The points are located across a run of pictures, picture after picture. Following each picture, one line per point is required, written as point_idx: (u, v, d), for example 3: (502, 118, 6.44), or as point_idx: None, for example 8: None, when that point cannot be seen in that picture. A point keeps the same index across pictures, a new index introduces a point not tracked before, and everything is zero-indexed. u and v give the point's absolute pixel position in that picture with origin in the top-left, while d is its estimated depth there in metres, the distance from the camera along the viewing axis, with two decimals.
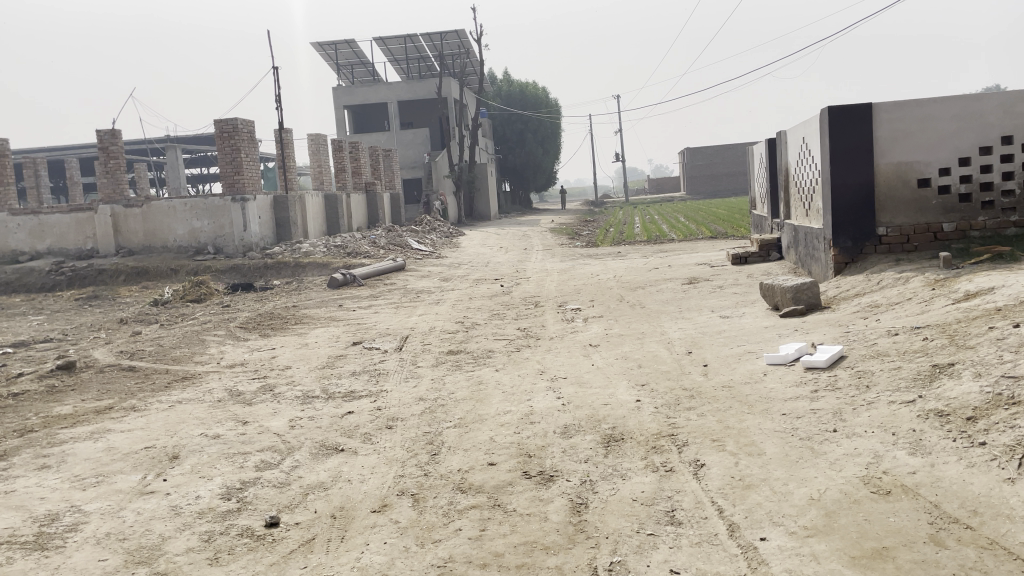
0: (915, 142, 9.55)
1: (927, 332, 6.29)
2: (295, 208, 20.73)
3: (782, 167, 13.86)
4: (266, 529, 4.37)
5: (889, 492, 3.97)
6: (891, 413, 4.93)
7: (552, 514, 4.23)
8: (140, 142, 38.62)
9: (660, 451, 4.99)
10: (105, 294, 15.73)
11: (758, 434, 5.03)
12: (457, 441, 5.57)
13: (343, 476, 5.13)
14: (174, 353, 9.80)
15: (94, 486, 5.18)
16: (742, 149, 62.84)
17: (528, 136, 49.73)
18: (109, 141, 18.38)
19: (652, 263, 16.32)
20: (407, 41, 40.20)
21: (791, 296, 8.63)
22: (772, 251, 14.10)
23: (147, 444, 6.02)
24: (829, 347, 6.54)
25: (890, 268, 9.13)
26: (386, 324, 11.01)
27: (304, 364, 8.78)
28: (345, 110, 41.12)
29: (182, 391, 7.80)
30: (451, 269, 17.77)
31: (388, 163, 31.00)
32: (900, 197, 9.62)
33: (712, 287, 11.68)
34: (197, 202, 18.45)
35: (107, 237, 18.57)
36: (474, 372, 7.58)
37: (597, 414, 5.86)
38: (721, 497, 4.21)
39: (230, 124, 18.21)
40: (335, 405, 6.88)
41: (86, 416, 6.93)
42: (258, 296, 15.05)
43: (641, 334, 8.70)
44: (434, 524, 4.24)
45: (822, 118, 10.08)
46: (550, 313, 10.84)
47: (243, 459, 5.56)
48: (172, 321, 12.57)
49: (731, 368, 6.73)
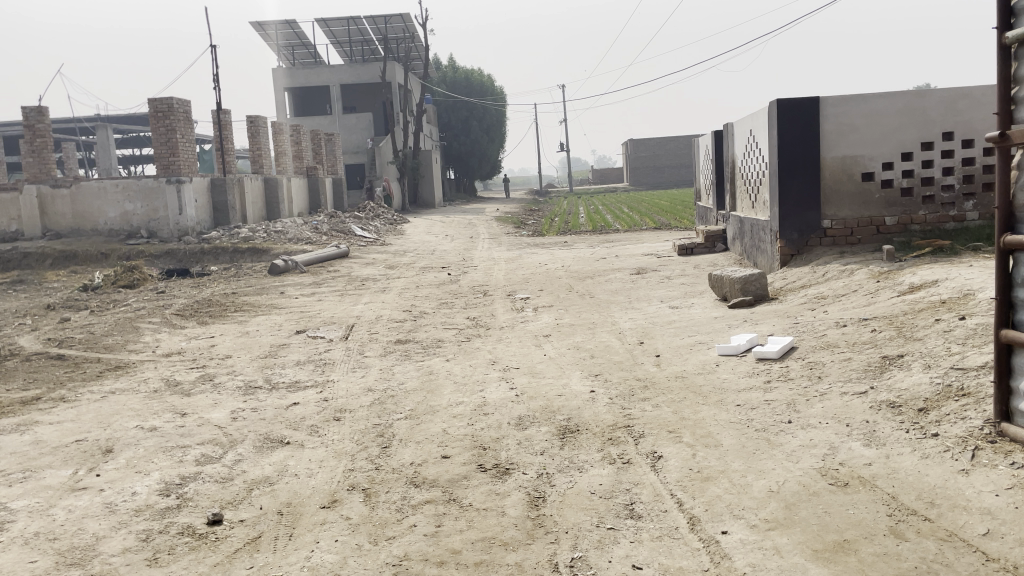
0: (860, 136, 9.70)
1: (875, 323, 6.37)
2: (234, 192, 20.13)
3: (727, 159, 14.03)
4: (208, 527, 4.16)
5: (847, 484, 3.97)
6: (845, 404, 4.96)
7: (510, 509, 4.12)
8: (68, 120, 37.07)
9: (616, 443, 4.93)
10: (31, 278, 15.02)
11: (714, 426, 5.00)
12: (408, 433, 5.42)
13: (290, 471, 4.93)
14: (107, 340, 9.38)
15: (21, 481, 4.87)
16: (685, 141, 63.61)
17: (472, 123, 49.56)
18: (36, 119, 17.71)
19: (599, 253, 16.34)
20: (350, 24, 39.56)
21: (739, 287, 8.69)
22: (717, 242, 14.28)
23: (78, 437, 5.70)
24: (780, 339, 6.57)
25: (835, 260, 9.28)
26: (331, 312, 10.75)
27: (245, 353, 8.49)
28: (285, 92, 40.21)
29: (115, 381, 7.44)
30: (397, 257, 17.51)
31: (330, 147, 30.42)
32: (845, 191, 9.78)
33: (660, 277, 11.72)
34: (129, 183, 17.74)
35: (32, 220, 17.63)
36: (424, 362, 7.42)
37: (551, 405, 5.77)
38: (681, 489, 4.16)
39: (166, 103, 17.58)
40: (279, 397, 6.64)
41: (11, 407, 6.55)
42: (196, 282, 14.54)
43: (592, 324, 8.64)
44: (387, 520, 4.09)
45: (770, 111, 10.15)
46: (499, 302, 10.72)
47: (182, 453, 5.31)
48: (104, 308, 12.05)
49: (683, 359, 6.71)
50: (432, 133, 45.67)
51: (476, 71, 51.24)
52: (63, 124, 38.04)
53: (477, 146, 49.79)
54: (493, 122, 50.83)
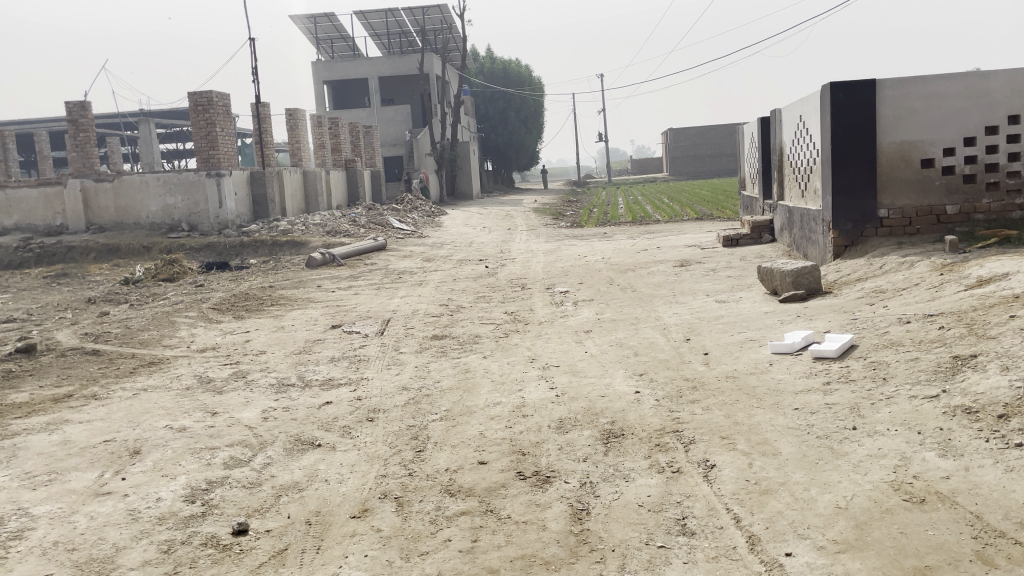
0: (920, 120, 9.18)
1: (942, 320, 5.93)
2: (273, 185, 20.08)
3: (775, 146, 13.54)
4: (233, 538, 3.94)
5: (923, 500, 3.60)
6: (915, 409, 4.56)
7: (551, 522, 3.83)
8: (113, 115, 37.62)
9: (665, 449, 4.61)
10: (75, 271, 15.11)
11: (770, 431, 4.65)
12: (444, 436, 5.16)
13: (320, 476, 4.70)
14: (142, 335, 9.28)
15: (46, 484, 4.71)
16: (727, 130, 62.39)
17: (511, 114, 49.08)
18: (78, 113, 17.71)
19: (640, 244, 15.92)
20: (388, 16, 39.52)
21: (791, 281, 8.27)
22: (764, 233, 13.80)
23: (107, 438, 5.54)
24: (839, 336, 6.17)
25: (893, 252, 8.79)
26: (367, 306, 10.56)
27: (280, 348, 8.32)
28: (324, 85, 40.34)
29: (148, 377, 7.33)
30: (434, 250, 17.29)
31: (368, 139, 30.37)
32: (903, 178, 9.28)
33: (705, 269, 11.30)
34: (170, 177, 17.78)
35: (76, 213, 17.87)
36: (460, 359, 7.16)
37: (594, 407, 5.46)
38: (738, 504, 3.83)
39: (205, 96, 17.52)
40: (312, 395, 6.43)
41: (42, 405, 6.44)
42: (234, 276, 14.47)
43: (635, 319, 8.30)
44: (421, 533, 3.83)
45: (822, 94, 9.68)
46: (538, 296, 10.42)
47: (210, 456, 5.11)
48: (143, 302, 12.02)
49: (733, 358, 6.34)
50: (469, 124, 45.42)
51: (514, 61, 50.68)
52: (107, 119, 38.64)
53: (515, 137, 49.40)
54: (531, 112, 50.40)
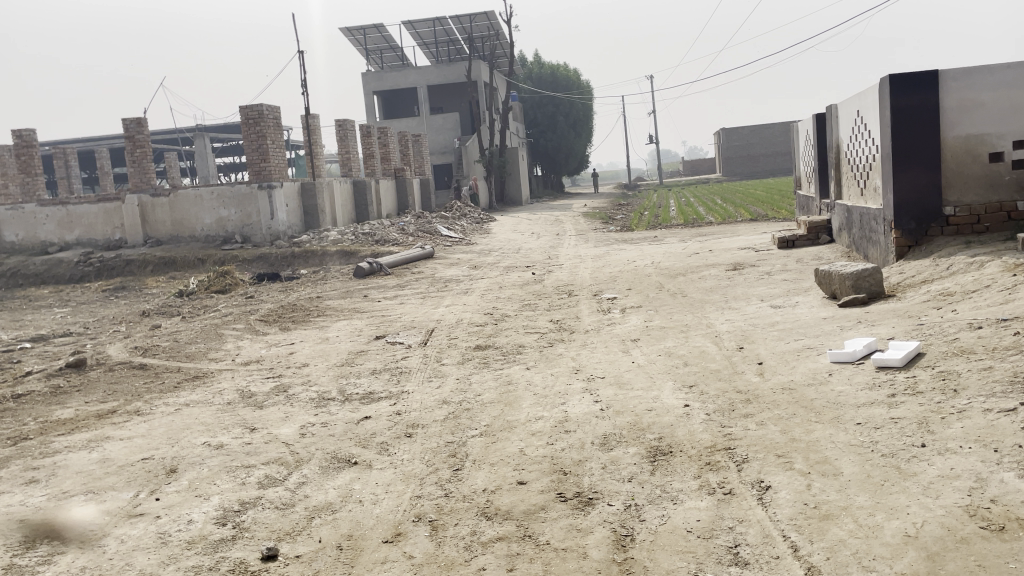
0: (988, 112, 8.71)
1: (1018, 325, 5.49)
2: (323, 195, 20.19)
3: (832, 144, 13.04)
4: (262, 564, 3.80)
5: (1003, 527, 3.25)
6: (990, 424, 4.18)
7: (593, 550, 3.59)
8: (171, 131, 38.54)
9: (716, 469, 4.33)
10: (132, 285, 15.37)
11: (831, 449, 4.32)
12: (483, 454, 4.95)
13: (355, 496, 4.53)
14: (190, 349, 9.30)
15: (82, 505, 4.65)
16: (781, 128, 61.04)
17: (560, 118, 48.81)
18: (136, 130, 17.97)
19: (692, 248, 15.50)
20: (435, 25, 39.73)
21: (850, 284, 7.86)
22: (822, 233, 13.31)
23: (145, 455, 5.49)
24: (904, 343, 5.78)
25: (961, 251, 8.29)
26: (412, 316, 10.44)
27: (322, 361, 8.24)
28: (373, 95, 40.69)
29: (191, 392, 7.29)
30: (481, 257, 17.15)
31: (417, 148, 30.39)
32: (970, 173, 8.79)
33: (759, 273, 10.88)
34: (223, 190, 18.00)
35: (134, 228, 18.25)
36: (503, 371, 6.94)
37: (640, 422, 5.20)
38: (796, 531, 3.53)
39: (255, 110, 17.67)
40: (351, 409, 6.29)
41: (86, 421, 6.43)
42: (284, 286, 14.54)
43: (685, 327, 7.98)
44: (454, 560, 3.63)
45: (881, 87, 9.21)
46: (585, 303, 10.17)
47: (246, 474, 5.00)
48: (194, 314, 12.12)
49: (790, 368, 6.01)
50: (518, 130, 45.28)
51: (562, 65, 50.39)
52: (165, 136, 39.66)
53: (564, 141, 49.13)
54: (579, 116, 50.05)
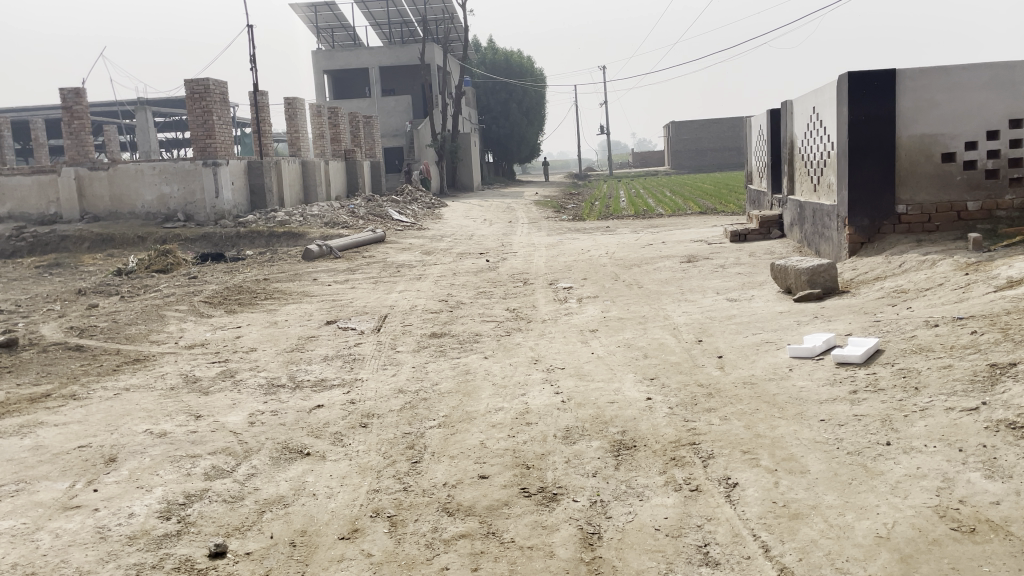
0: (941, 112, 8.81)
1: (974, 324, 5.55)
2: (271, 174, 19.65)
3: (786, 139, 13.16)
4: (209, 561, 3.58)
5: (973, 529, 3.24)
6: (953, 423, 4.20)
7: (560, 549, 3.48)
8: (111, 104, 37.10)
9: (681, 464, 4.26)
10: (67, 262, 14.71)
11: (796, 446, 4.28)
12: (442, 446, 4.80)
13: (308, 489, 4.34)
14: (130, 330, 8.90)
15: (12, 496, 4.35)
16: (730, 123, 61.84)
17: (512, 105, 48.55)
18: (73, 100, 17.28)
19: (645, 239, 15.51)
20: (389, 5, 39.06)
21: (806, 279, 7.89)
22: (773, 228, 13.51)
23: (81, 443, 5.17)
24: (862, 339, 5.80)
25: (912, 249, 8.42)
26: (364, 301, 10.18)
27: (271, 346, 7.95)
28: (323, 74, 39.83)
29: (132, 375, 6.95)
30: (433, 242, 16.88)
31: (368, 130, 29.82)
32: (922, 172, 8.90)
33: (714, 266, 10.91)
34: (166, 165, 17.37)
35: (71, 202, 17.48)
36: (460, 360, 6.78)
37: (602, 414, 5.10)
38: (766, 530, 3.47)
39: (202, 84, 17.08)
40: (303, 397, 6.07)
41: (17, 405, 6.07)
42: (229, 267, 14.08)
43: (643, 318, 7.93)
44: (415, 559, 3.48)
45: (839, 83, 9.28)
46: (540, 292, 10.05)
47: (191, 464, 4.76)
48: (134, 294, 11.62)
49: (750, 362, 5.98)
50: (470, 115, 44.89)
51: (516, 52, 50.14)
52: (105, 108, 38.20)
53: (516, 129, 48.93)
54: (532, 104, 49.89)
